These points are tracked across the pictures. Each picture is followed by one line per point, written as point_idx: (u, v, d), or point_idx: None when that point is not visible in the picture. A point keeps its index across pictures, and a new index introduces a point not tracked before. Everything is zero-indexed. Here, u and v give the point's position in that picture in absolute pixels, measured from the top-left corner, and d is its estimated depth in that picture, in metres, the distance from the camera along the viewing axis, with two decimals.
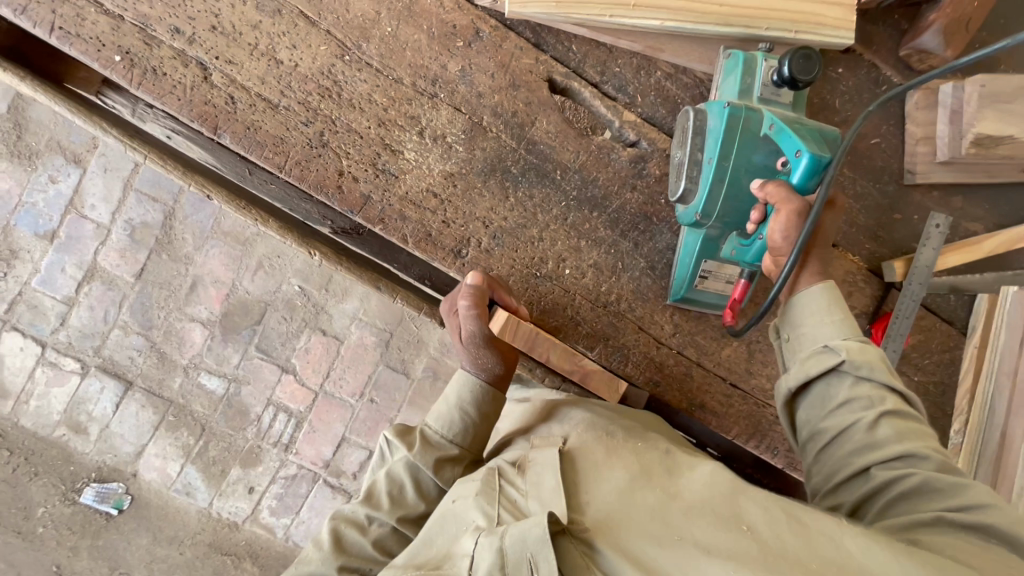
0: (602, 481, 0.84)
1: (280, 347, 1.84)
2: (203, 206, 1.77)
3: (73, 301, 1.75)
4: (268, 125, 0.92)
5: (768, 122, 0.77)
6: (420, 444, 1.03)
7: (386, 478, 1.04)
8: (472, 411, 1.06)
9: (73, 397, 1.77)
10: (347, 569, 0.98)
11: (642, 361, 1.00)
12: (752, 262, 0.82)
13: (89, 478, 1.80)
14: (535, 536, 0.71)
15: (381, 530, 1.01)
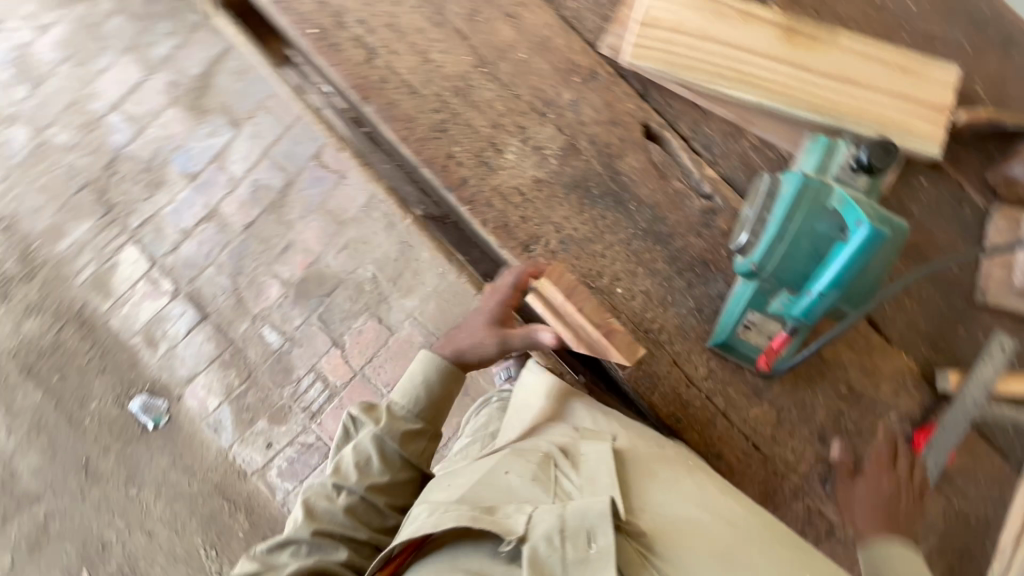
0: (651, 491, 0.92)
1: (338, 322, 1.99)
2: (317, 184, 2.02)
3: (188, 233, 2.02)
4: (399, 104, 1.03)
5: (837, 197, 0.82)
6: (386, 417, 1.10)
7: (353, 452, 1.07)
8: (432, 383, 1.13)
9: (157, 313, 2.00)
10: (320, 533, 0.98)
11: (669, 395, 1.00)
12: (797, 315, 0.87)
13: (142, 388, 1.98)
14: (598, 512, 0.80)
15: (349, 499, 1.03)
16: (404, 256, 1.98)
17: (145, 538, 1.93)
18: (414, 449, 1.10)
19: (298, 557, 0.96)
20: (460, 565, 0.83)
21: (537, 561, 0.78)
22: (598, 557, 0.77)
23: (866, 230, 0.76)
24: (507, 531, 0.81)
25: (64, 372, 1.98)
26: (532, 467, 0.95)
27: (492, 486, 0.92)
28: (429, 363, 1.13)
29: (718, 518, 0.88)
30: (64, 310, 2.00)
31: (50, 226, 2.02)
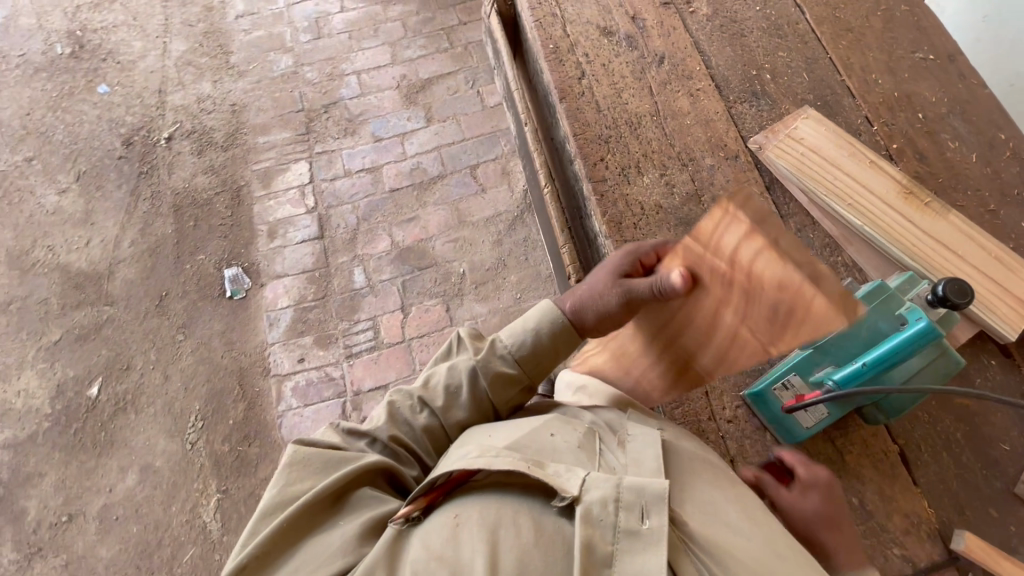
0: (696, 482, 0.80)
1: (415, 293, 2.20)
2: (462, 187, 2.38)
3: (349, 174, 2.42)
4: (581, 107, 1.29)
5: (906, 306, 0.95)
6: (486, 352, 0.97)
7: (446, 373, 0.97)
8: (543, 338, 0.99)
9: (290, 217, 2.35)
10: (397, 440, 0.92)
11: (689, 415, 1.04)
12: (840, 382, 0.94)
13: (242, 263, 2.27)
14: (654, 493, 0.71)
15: (430, 420, 0.94)
16: (495, 270, 2.22)
17: (161, 379, 2.10)
18: (503, 395, 0.97)
19: (376, 450, 0.91)
20: (504, 510, 0.71)
21: (590, 523, 0.68)
22: (649, 536, 0.68)
23: (926, 324, 0.90)
24: (563, 488, 0.71)
25: (197, 222, 2.34)
26: (578, 433, 0.83)
27: (532, 438, 0.80)
28: (547, 313, 1.01)
29: (767, 537, 0.75)
30: (230, 181, 2.42)
31: (262, 124, 2.53)
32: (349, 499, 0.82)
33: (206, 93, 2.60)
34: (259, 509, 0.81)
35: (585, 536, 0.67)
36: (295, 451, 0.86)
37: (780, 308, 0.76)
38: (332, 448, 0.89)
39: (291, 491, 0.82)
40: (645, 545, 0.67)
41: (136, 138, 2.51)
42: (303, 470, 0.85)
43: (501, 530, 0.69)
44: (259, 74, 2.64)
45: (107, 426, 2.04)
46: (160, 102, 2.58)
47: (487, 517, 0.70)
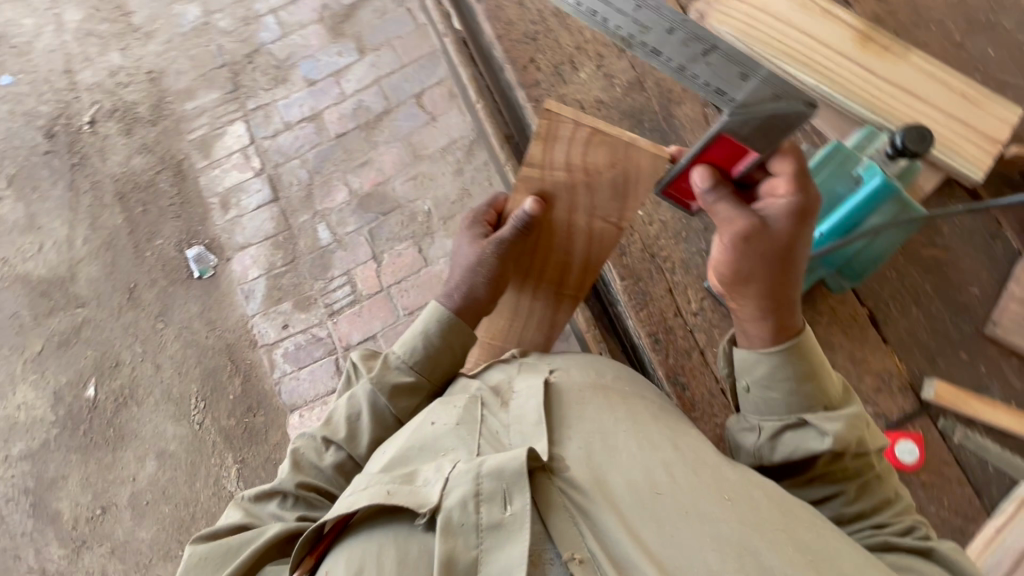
0: (584, 419, 0.81)
1: (383, 240, 2.14)
2: (411, 119, 2.24)
3: (290, 126, 2.27)
4: (505, 9, 1.21)
5: (862, 163, 0.93)
6: (379, 367, 0.98)
7: (346, 405, 0.98)
8: (436, 339, 1.00)
9: (239, 183, 2.24)
10: (306, 486, 0.91)
11: (655, 314, 1.09)
12: None
13: (203, 241, 2.20)
14: (514, 472, 0.70)
15: (338, 457, 0.95)
16: (461, 201, 2.14)
17: (153, 369, 2.10)
18: (410, 404, 0.98)
19: (285, 510, 0.91)
20: (378, 536, 0.72)
21: (450, 534, 0.68)
22: (512, 524, 0.68)
23: (881, 180, 0.89)
24: (420, 503, 0.70)
25: (145, 207, 2.23)
26: (456, 411, 0.83)
27: (416, 440, 0.81)
28: (430, 315, 1.02)
29: (653, 462, 0.75)
30: (168, 157, 2.28)
31: (185, 88, 2.34)
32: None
33: (116, 64, 2.38)
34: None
35: (445, 549, 0.67)
36: (194, 550, 0.86)
37: (618, 181, 0.98)
38: (235, 529, 0.90)
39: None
40: (510, 536, 0.67)
41: (57, 128, 2.33)
42: (205, 565, 0.85)
43: (370, 565, 0.69)
44: (167, 32, 2.41)
45: (113, 422, 2.07)
46: (70, 83, 2.38)
47: (356, 560, 0.70)
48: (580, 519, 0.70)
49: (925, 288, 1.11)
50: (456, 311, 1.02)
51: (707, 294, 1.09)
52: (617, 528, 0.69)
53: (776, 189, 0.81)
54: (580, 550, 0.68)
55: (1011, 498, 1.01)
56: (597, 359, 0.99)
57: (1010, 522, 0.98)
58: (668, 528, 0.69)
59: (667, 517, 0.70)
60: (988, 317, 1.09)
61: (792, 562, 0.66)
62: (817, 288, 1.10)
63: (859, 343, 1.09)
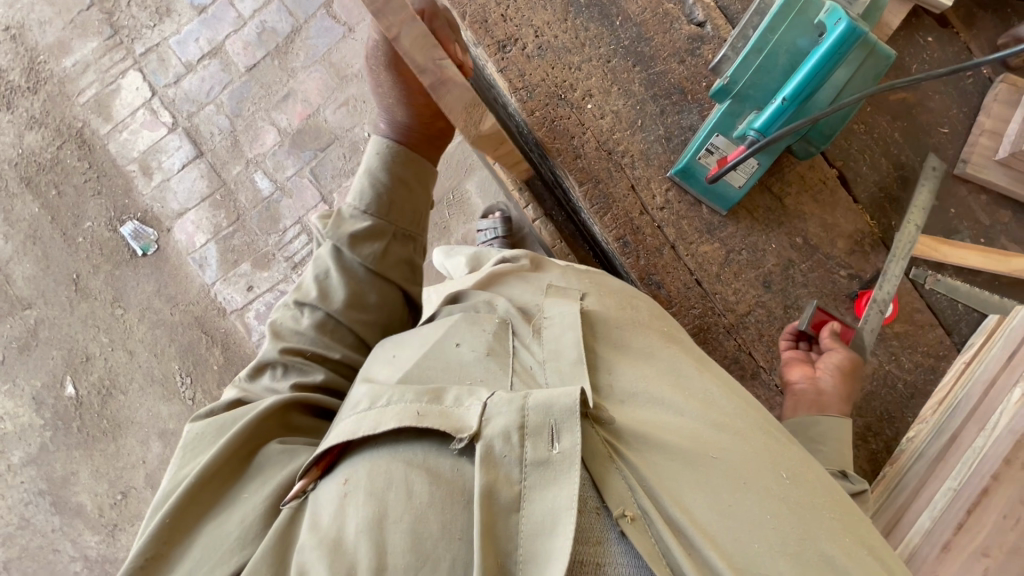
0: (625, 368, 0.82)
1: (329, 179, 1.98)
2: (325, 34, 1.97)
3: (191, 67, 2.00)
4: None
5: (825, 8, 0.83)
6: (333, 221, 0.95)
7: (311, 266, 0.95)
8: (382, 176, 0.97)
9: (155, 144, 2.01)
10: (290, 352, 0.90)
11: (620, 217, 1.02)
12: (761, 126, 0.88)
13: (135, 215, 2.02)
14: (564, 408, 0.66)
15: (316, 317, 0.93)
16: None
17: (127, 356, 2.03)
18: (376, 250, 0.95)
19: (278, 381, 0.90)
20: (399, 454, 0.69)
21: (492, 466, 0.65)
22: (560, 462, 0.64)
23: (845, 25, 0.79)
24: (458, 428, 0.68)
25: (60, 189, 2.02)
26: (485, 338, 0.84)
27: (435, 362, 0.80)
28: (372, 149, 0.98)
29: (701, 431, 0.75)
30: (65, 127, 2.02)
31: (57, 43, 2.02)
32: (257, 460, 0.80)
33: None
34: (161, 496, 0.78)
35: (487, 480, 0.64)
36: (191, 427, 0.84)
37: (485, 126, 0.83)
38: (232, 404, 0.88)
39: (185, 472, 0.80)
40: (557, 474, 0.64)
41: None
42: (205, 441, 0.83)
43: (394, 482, 0.66)
44: None
45: (105, 414, 2.04)
46: None
47: (376, 477, 0.67)
48: (626, 469, 0.68)
49: (895, 137, 1.07)
50: (394, 136, 0.99)
51: (672, 184, 1.02)
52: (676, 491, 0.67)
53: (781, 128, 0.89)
54: (630, 507, 0.65)
55: (981, 329, 1.08)
56: (591, 275, 1.01)
57: (980, 354, 1.04)
58: (729, 500, 0.69)
59: (724, 487, 0.70)
60: (958, 156, 1.06)
61: (846, 545, 0.68)
62: (784, 158, 1.05)
63: (835, 206, 1.05)
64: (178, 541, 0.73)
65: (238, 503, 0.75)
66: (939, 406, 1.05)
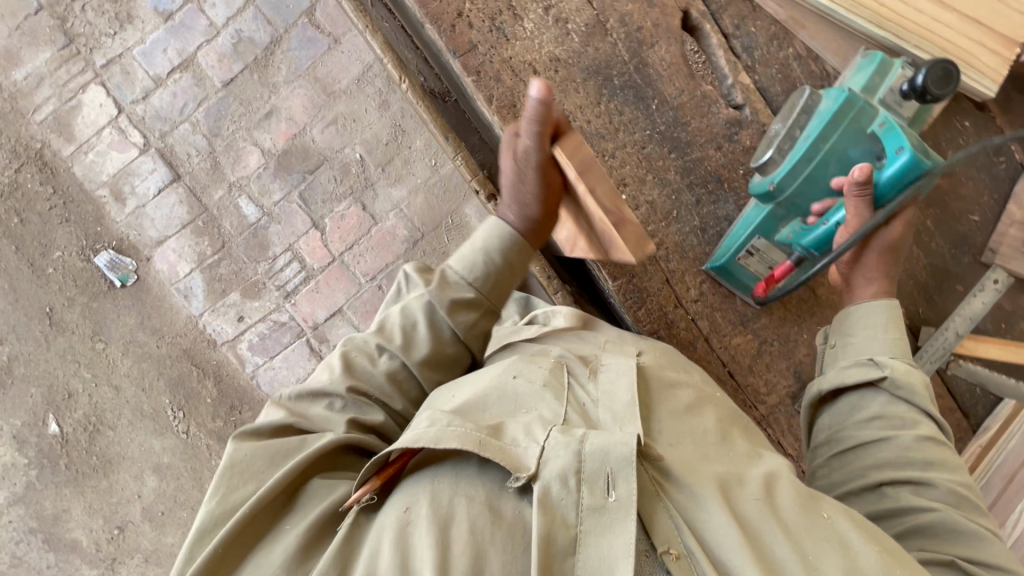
0: (671, 418, 0.83)
1: (320, 203, 1.88)
2: (308, 46, 1.82)
3: (160, 81, 1.83)
4: None
5: (877, 120, 0.88)
6: (438, 282, 0.90)
7: (399, 314, 0.91)
8: (495, 258, 0.90)
9: (125, 166, 1.86)
10: (356, 390, 0.86)
11: (654, 311, 1.10)
12: (807, 244, 0.97)
13: (110, 244, 1.89)
14: (621, 457, 0.67)
15: (392, 363, 0.89)
16: (396, 141, 1.85)
17: (112, 391, 1.94)
18: (469, 322, 0.90)
19: (336, 412, 0.85)
20: (461, 487, 0.69)
21: (550, 508, 0.64)
22: (615, 511, 0.65)
23: (909, 155, 0.84)
24: (517, 466, 0.68)
25: (22, 217, 1.86)
26: (541, 373, 0.85)
27: (493, 391, 0.80)
28: (493, 225, 0.91)
29: (746, 477, 0.76)
30: (22, 148, 1.84)
31: (3, 52, 1.81)
32: (303, 489, 0.77)
33: None
34: (198, 520, 0.73)
35: (545, 525, 0.63)
36: (239, 450, 0.78)
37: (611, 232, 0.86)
38: (280, 428, 0.82)
39: (233, 500, 0.74)
40: (612, 523, 0.64)
41: None
42: (250, 465, 0.77)
43: (455, 511, 0.67)
44: None
45: (94, 450, 1.96)
46: None
47: (438, 509, 0.67)
48: (675, 511, 0.69)
49: None
50: (521, 226, 0.91)
51: (705, 278, 1.11)
52: (721, 523, 0.68)
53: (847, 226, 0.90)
54: (675, 545, 0.67)
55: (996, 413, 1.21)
56: (638, 341, 1.03)
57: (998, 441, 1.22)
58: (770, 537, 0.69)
59: (761, 525, 0.70)
60: None
61: None
62: None
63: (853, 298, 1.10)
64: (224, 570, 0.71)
65: (279, 537, 0.73)
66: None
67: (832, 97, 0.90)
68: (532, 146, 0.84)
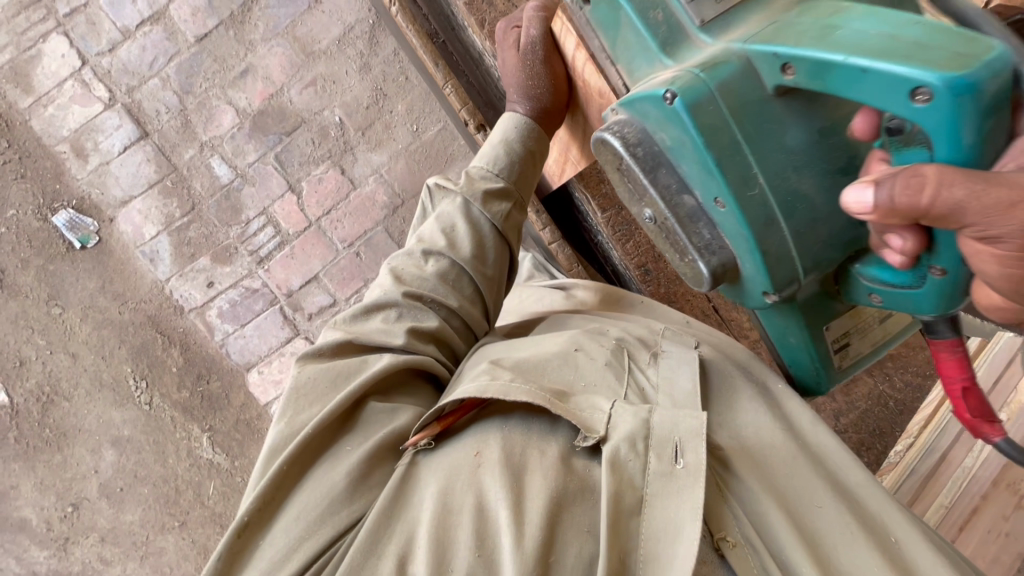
0: (734, 405, 0.79)
1: (296, 166, 1.83)
2: (287, 4, 1.80)
3: (129, 34, 1.78)
4: None
5: (788, 67, 0.59)
6: (466, 181, 0.92)
7: (436, 223, 0.90)
8: (519, 149, 0.93)
9: (89, 121, 1.79)
10: (410, 296, 0.83)
11: (642, 244, 1.12)
12: (929, 301, 0.67)
13: (70, 203, 1.80)
14: (690, 429, 0.66)
15: (440, 266, 0.86)
16: (376, 104, 1.82)
17: (69, 359, 1.84)
18: (504, 213, 0.92)
19: (392, 324, 0.82)
20: (531, 444, 0.67)
21: (617, 466, 0.63)
22: (685, 478, 0.63)
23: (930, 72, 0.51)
24: (587, 427, 0.66)
25: None
26: (605, 350, 0.81)
27: (549, 360, 0.78)
28: (507, 122, 0.94)
29: (807, 476, 0.72)
30: None
31: None
32: (361, 414, 0.74)
33: None
34: (268, 444, 0.72)
35: (614, 481, 0.62)
36: (302, 373, 0.76)
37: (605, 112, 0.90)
38: (341, 347, 0.80)
39: (299, 423, 0.73)
40: (680, 489, 0.62)
41: None
42: (313, 390, 0.75)
43: (527, 461, 0.66)
44: None
45: (46, 422, 1.84)
46: None
47: (509, 454, 0.66)
48: (732, 501, 0.69)
49: None
50: (534, 116, 0.94)
51: None
52: (777, 528, 0.67)
53: (1000, 251, 0.53)
54: (732, 533, 0.66)
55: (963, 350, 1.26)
56: (696, 328, 0.94)
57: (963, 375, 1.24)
58: (833, 547, 0.68)
59: (828, 534, 0.69)
60: None
61: None
62: None
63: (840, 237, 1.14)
64: (284, 491, 0.69)
65: (341, 456, 0.71)
66: (925, 425, 1.18)
67: (656, 117, 0.67)
68: (537, 34, 0.88)
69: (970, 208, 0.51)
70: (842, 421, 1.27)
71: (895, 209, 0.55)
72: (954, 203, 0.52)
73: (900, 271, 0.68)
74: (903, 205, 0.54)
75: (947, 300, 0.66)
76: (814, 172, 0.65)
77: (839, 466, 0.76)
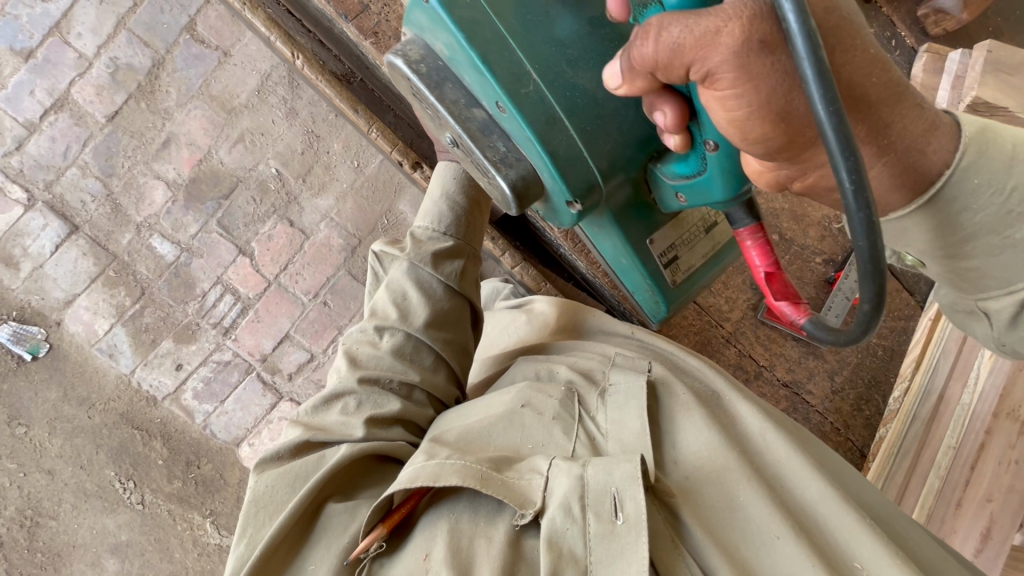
0: (686, 438, 0.76)
1: (242, 228, 1.75)
2: (196, 63, 1.72)
3: (34, 127, 1.69)
4: None
5: None
6: (412, 244, 0.89)
7: (386, 293, 0.87)
8: (459, 201, 0.91)
9: (12, 227, 1.70)
10: (367, 380, 0.80)
11: None
12: (719, 195, 0.69)
13: (9, 316, 1.70)
14: (625, 475, 0.62)
15: (395, 340, 0.83)
16: (311, 148, 1.75)
17: (46, 477, 1.74)
18: (454, 270, 0.89)
19: (351, 414, 0.78)
20: (474, 534, 0.65)
21: (555, 542, 0.60)
22: (626, 535, 0.60)
23: None
24: (523, 501, 0.64)
25: None
26: (554, 403, 0.78)
27: (496, 424, 0.76)
28: (445, 173, 0.91)
29: (761, 509, 0.69)
30: None
31: None
32: (320, 520, 0.71)
33: None
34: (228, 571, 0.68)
35: (551, 561, 0.59)
36: (257, 483, 0.72)
37: None
38: (299, 446, 0.76)
39: (257, 541, 0.69)
40: (622, 549, 0.59)
41: None
42: (271, 499, 0.72)
43: (475, 553, 0.63)
44: None
45: (36, 546, 1.74)
46: None
47: (452, 548, 0.63)
48: (687, 553, 0.66)
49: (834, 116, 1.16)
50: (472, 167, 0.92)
51: None
52: None
53: (721, 89, 0.53)
54: None
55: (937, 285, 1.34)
56: (644, 340, 0.95)
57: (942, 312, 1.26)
58: None
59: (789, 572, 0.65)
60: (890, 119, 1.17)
61: None
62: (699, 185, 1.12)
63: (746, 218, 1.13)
64: None
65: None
66: (917, 368, 1.25)
67: (423, 24, 0.69)
68: None
69: (684, 46, 0.51)
70: (837, 379, 1.29)
71: (634, 70, 0.56)
72: (671, 45, 0.52)
73: (689, 159, 0.70)
74: (638, 61, 0.55)
75: (732, 178, 0.67)
76: (590, 65, 0.68)
77: (796, 482, 0.74)
